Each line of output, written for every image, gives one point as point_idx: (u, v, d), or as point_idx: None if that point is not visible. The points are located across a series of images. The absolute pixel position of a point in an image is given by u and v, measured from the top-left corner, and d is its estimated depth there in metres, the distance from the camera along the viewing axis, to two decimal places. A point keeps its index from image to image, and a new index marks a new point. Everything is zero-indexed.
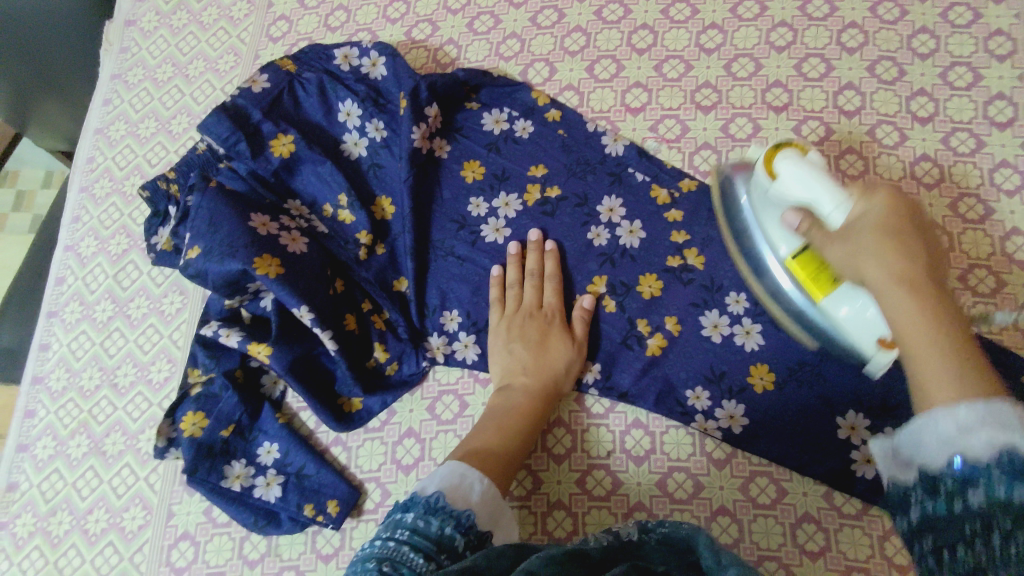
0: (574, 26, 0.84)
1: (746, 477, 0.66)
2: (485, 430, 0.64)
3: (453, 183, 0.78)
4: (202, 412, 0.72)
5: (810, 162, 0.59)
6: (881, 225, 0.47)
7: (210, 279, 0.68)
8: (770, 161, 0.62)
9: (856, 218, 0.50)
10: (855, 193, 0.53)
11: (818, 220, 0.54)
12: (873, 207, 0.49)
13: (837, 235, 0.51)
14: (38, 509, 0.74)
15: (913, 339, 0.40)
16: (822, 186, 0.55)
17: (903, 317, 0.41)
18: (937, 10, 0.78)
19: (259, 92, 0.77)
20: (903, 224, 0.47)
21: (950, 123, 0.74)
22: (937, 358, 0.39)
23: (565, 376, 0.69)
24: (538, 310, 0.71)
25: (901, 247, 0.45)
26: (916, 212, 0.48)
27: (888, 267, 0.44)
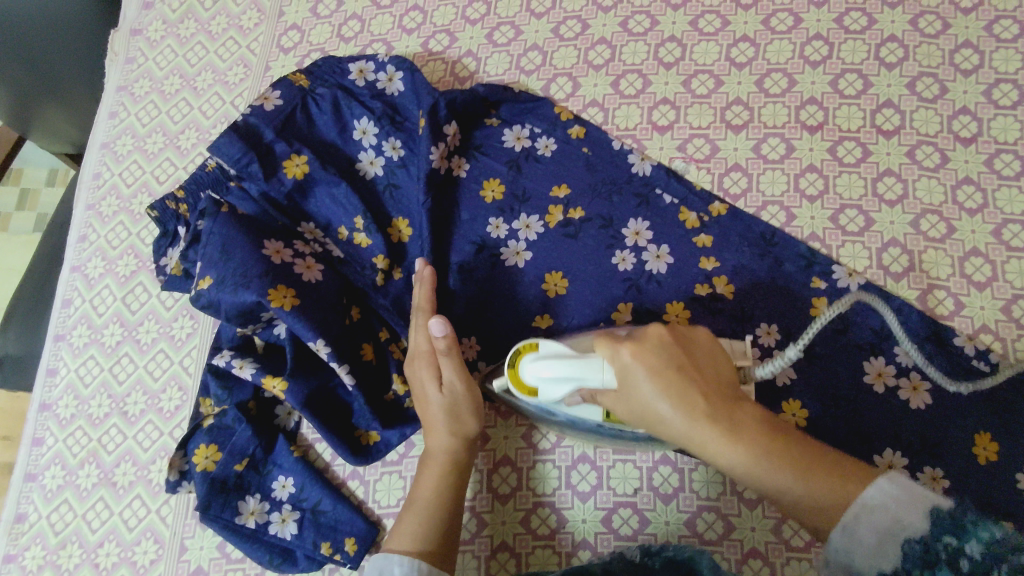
0: (598, 38, 0.81)
1: (778, 517, 0.63)
2: (402, 519, 0.60)
3: (472, 204, 0.75)
4: (215, 445, 0.69)
5: (556, 354, 0.55)
6: (655, 369, 0.48)
7: (222, 310, 0.66)
8: (515, 367, 0.58)
9: (629, 384, 0.49)
10: (607, 355, 0.50)
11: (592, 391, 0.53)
12: (643, 362, 0.48)
13: (620, 396, 0.51)
14: (48, 541, 0.72)
15: (754, 458, 0.46)
16: (580, 364, 0.52)
17: (752, 467, 0.46)
18: (980, 24, 0.75)
19: (271, 110, 0.74)
20: (674, 376, 0.48)
21: (995, 144, 0.71)
22: (784, 471, 0.46)
23: (456, 424, 0.63)
24: (415, 355, 0.65)
25: (673, 374, 0.48)
26: (681, 358, 0.49)
27: (677, 404, 0.47)
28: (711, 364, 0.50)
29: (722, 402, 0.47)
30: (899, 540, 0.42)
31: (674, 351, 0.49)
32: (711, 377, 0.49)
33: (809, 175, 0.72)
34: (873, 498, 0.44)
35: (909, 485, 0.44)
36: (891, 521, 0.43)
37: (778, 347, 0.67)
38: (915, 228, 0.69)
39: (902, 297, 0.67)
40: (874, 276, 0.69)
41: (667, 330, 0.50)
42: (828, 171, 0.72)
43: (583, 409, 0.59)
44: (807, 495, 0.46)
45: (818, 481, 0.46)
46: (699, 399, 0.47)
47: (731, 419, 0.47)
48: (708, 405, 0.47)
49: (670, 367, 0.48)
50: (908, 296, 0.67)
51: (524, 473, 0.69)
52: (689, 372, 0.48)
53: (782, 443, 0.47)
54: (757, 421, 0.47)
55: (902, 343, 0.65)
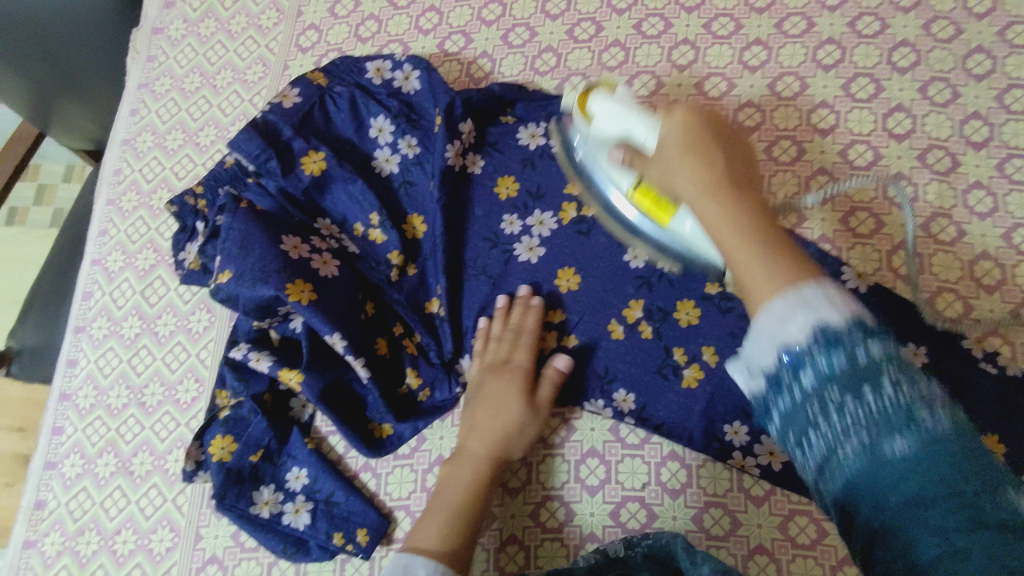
0: (612, 40, 0.82)
1: (784, 515, 0.64)
2: (432, 512, 0.62)
3: (486, 201, 0.76)
4: (231, 436, 0.71)
5: (621, 99, 0.61)
6: (686, 133, 0.53)
7: (241, 304, 0.67)
8: (583, 103, 0.64)
9: (662, 143, 0.54)
10: (661, 116, 0.56)
11: (638, 150, 0.58)
12: (670, 129, 0.54)
13: (653, 161, 0.56)
14: (67, 528, 0.73)
15: (706, 196, 0.49)
16: (634, 114, 0.59)
17: (757, 264, 0.44)
18: (993, 29, 0.75)
19: (290, 107, 0.75)
20: (702, 140, 0.52)
21: (1006, 149, 0.71)
22: (760, 250, 0.44)
23: (520, 437, 0.66)
24: (505, 366, 0.68)
25: (705, 141, 0.52)
26: (704, 123, 0.53)
27: (696, 164, 0.50)
28: (753, 168, 0.52)
29: (740, 182, 0.49)
30: (810, 327, 0.39)
31: (722, 131, 0.53)
32: (739, 164, 0.51)
33: (820, 177, 0.73)
34: (808, 294, 0.40)
35: (836, 296, 0.40)
36: (776, 321, 0.40)
37: None
38: (925, 231, 0.70)
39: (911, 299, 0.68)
40: (884, 278, 0.69)
41: (717, 120, 0.54)
42: (839, 174, 0.73)
43: (617, 171, 0.62)
44: (771, 273, 0.43)
45: (778, 258, 0.43)
46: (722, 172, 0.50)
47: (735, 191, 0.48)
48: (727, 182, 0.49)
49: (712, 140, 0.52)
50: (917, 297, 0.68)
51: (534, 467, 0.70)
52: (721, 145, 0.52)
53: (745, 228, 0.46)
54: (762, 208, 0.48)
55: (911, 344, 0.65)
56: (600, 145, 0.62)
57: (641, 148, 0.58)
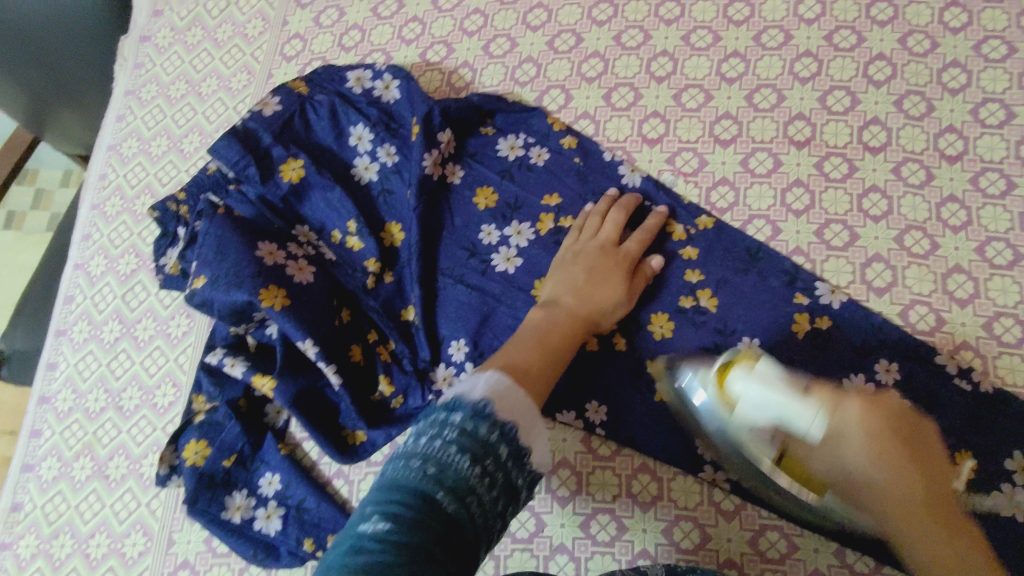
0: (591, 52, 0.82)
1: (755, 529, 0.64)
2: (523, 338, 0.58)
3: (465, 210, 0.77)
4: (205, 441, 0.71)
5: (768, 377, 0.51)
6: (875, 441, 0.42)
7: (216, 308, 0.68)
8: (721, 380, 0.55)
9: (842, 435, 0.44)
10: (828, 406, 0.45)
11: (801, 439, 0.47)
12: (852, 418, 0.44)
13: (816, 444, 0.46)
14: (42, 531, 0.74)
15: (868, 466, 0.42)
16: (794, 401, 0.48)
17: (890, 491, 0.42)
18: (969, 43, 0.75)
19: (269, 115, 0.76)
20: (894, 443, 0.42)
21: (980, 163, 0.71)
22: (922, 519, 0.42)
23: (613, 312, 0.65)
24: (604, 246, 0.69)
25: (889, 441, 0.42)
26: (898, 425, 0.43)
27: (886, 462, 0.42)
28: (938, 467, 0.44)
29: (918, 467, 0.43)
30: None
31: (905, 433, 0.43)
32: (927, 457, 0.44)
33: (795, 190, 0.73)
34: None
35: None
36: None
37: None
38: (900, 244, 0.70)
39: (884, 313, 0.67)
40: (857, 292, 0.69)
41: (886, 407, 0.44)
42: (814, 186, 0.73)
43: (760, 449, 0.53)
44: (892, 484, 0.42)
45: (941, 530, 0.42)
46: (903, 457, 0.42)
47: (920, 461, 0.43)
48: (920, 475, 0.42)
49: (880, 404, 0.44)
50: (891, 311, 0.68)
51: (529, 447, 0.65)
52: (911, 450, 0.43)
53: (933, 514, 0.42)
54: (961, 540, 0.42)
55: (882, 360, 0.65)
56: (745, 425, 0.52)
57: (799, 437, 0.47)
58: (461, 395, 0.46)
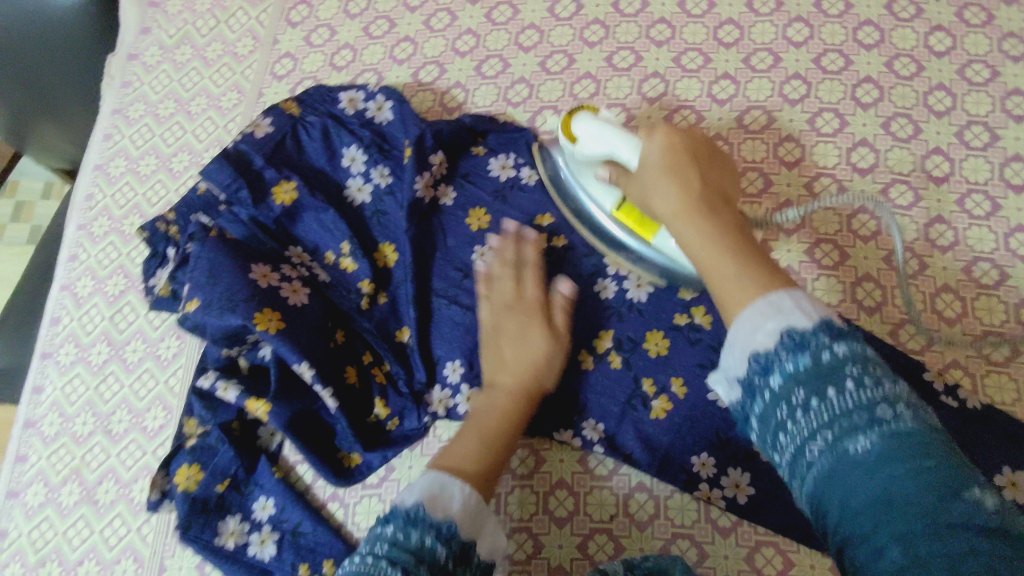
0: (583, 72, 0.83)
1: (751, 546, 0.64)
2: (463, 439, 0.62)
3: (459, 230, 0.77)
4: (197, 465, 0.70)
5: (606, 119, 0.67)
6: (668, 160, 0.59)
7: (209, 332, 0.67)
8: (568, 126, 0.70)
9: (646, 160, 0.60)
10: (642, 138, 0.62)
11: (625, 169, 0.64)
12: (653, 151, 0.60)
13: (635, 179, 0.62)
14: (28, 558, 0.72)
15: (683, 218, 0.54)
16: (620, 138, 0.64)
17: (666, 196, 0.57)
18: (954, 67, 0.77)
19: (261, 137, 0.76)
20: (679, 163, 0.58)
21: (966, 184, 0.73)
22: (698, 216, 0.54)
23: (547, 371, 0.67)
24: (517, 296, 0.70)
25: (682, 164, 0.58)
26: (688, 147, 0.60)
27: (675, 182, 0.57)
28: (725, 187, 0.59)
29: (718, 202, 0.55)
30: (780, 328, 0.44)
31: (698, 148, 0.61)
32: (719, 200, 0.56)
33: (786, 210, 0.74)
34: (783, 302, 0.45)
35: (809, 306, 0.45)
36: (749, 328, 0.45)
37: None
38: (888, 263, 0.71)
39: (874, 331, 0.69)
40: (848, 310, 0.70)
41: (702, 149, 0.61)
42: (805, 207, 0.74)
43: (600, 187, 0.71)
44: (672, 208, 0.56)
45: (717, 220, 0.53)
46: (680, 151, 0.59)
47: (714, 207, 0.54)
48: (704, 184, 0.57)
49: (678, 133, 0.61)
50: (881, 330, 0.69)
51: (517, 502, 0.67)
52: (698, 162, 0.59)
53: (718, 214, 0.54)
54: (733, 224, 0.53)
55: None
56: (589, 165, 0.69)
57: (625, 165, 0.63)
58: (394, 510, 0.50)
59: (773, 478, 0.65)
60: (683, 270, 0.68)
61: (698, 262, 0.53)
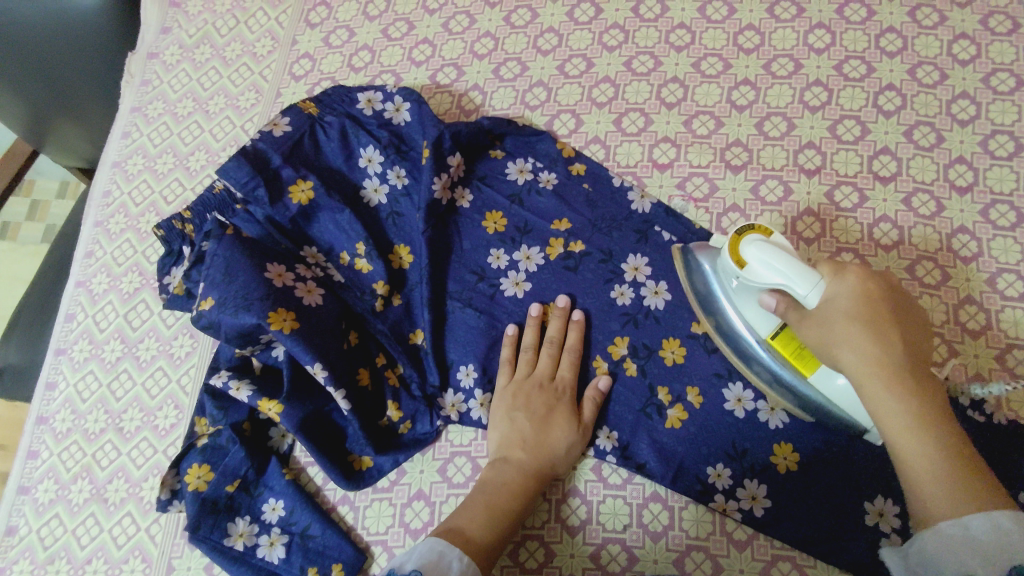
0: (602, 77, 0.83)
1: (767, 560, 0.63)
2: (473, 503, 0.62)
3: (474, 234, 0.76)
4: (208, 465, 0.70)
5: (780, 246, 0.59)
6: (856, 312, 0.52)
7: (223, 331, 0.67)
8: (735, 246, 0.61)
9: (831, 306, 0.53)
10: (827, 275, 0.55)
11: (799, 304, 0.56)
12: (843, 294, 0.53)
13: (814, 318, 0.55)
14: (37, 556, 0.72)
15: (876, 383, 0.50)
16: (796, 269, 0.56)
17: (875, 393, 0.50)
18: (978, 75, 0.76)
19: (280, 136, 0.76)
20: (879, 316, 0.52)
21: (990, 194, 0.72)
22: (909, 397, 0.48)
23: (565, 458, 0.66)
24: (549, 382, 0.68)
25: (885, 321, 0.51)
26: (885, 299, 0.53)
27: (868, 340, 0.51)
28: (923, 343, 0.52)
29: (915, 374, 0.49)
30: (1006, 564, 0.42)
31: (892, 291, 0.54)
32: (915, 352, 0.51)
33: (806, 218, 0.73)
34: (972, 523, 0.44)
35: (1018, 518, 0.43)
36: (949, 542, 0.44)
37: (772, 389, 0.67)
38: (910, 274, 0.70)
39: None
40: None
41: (883, 283, 0.54)
42: (825, 215, 0.73)
43: (758, 310, 0.63)
44: (897, 407, 0.49)
45: (926, 403, 0.48)
46: (873, 301, 0.52)
47: (918, 386, 0.49)
48: (903, 343, 0.51)
49: (870, 277, 0.54)
50: None
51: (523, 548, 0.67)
52: (903, 325, 0.52)
53: (932, 412, 0.48)
54: (938, 403, 0.49)
55: None
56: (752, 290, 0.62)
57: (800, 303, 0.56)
58: None
59: (790, 490, 0.64)
60: (841, 411, 0.61)
61: (879, 426, 0.50)
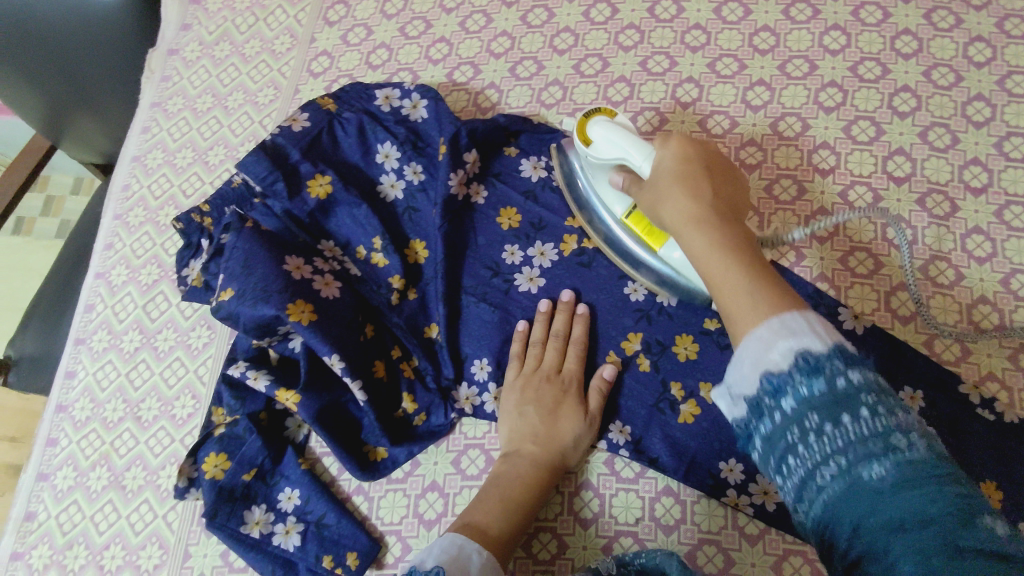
0: (617, 76, 0.83)
1: (779, 555, 0.63)
2: (487, 498, 0.63)
3: (489, 230, 0.77)
4: (225, 454, 0.71)
5: (622, 124, 0.67)
6: (681, 176, 0.57)
7: (241, 322, 0.68)
8: (583, 129, 0.69)
9: (658, 173, 0.59)
10: (657, 145, 0.62)
11: (636, 177, 0.64)
12: (669, 159, 0.59)
13: (648, 184, 0.60)
14: (55, 541, 0.73)
15: (692, 221, 0.53)
16: (635, 147, 0.64)
17: (683, 202, 0.55)
18: (993, 78, 0.76)
19: (299, 131, 0.77)
20: (693, 173, 0.57)
21: (1004, 196, 0.72)
22: (719, 229, 0.52)
23: (575, 449, 0.66)
24: (555, 374, 0.69)
25: (697, 174, 0.57)
26: (700, 161, 0.58)
27: (687, 194, 0.55)
28: (737, 200, 0.57)
29: (727, 211, 0.54)
30: (793, 349, 0.42)
31: (710, 157, 0.59)
32: (723, 196, 0.56)
33: (820, 217, 0.74)
34: (789, 319, 0.43)
35: (825, 330, 0.42)
36: (761, 346, 0.43)
37: None
38: (923, 273, 0.70)
39: (908, 341, 0.68)
40: (882, 319, 0.69)
41: (707, 153, 0.59)
42: (839, 214, 0.74)
43: (613, 195, 0.70)
44: (688, 211, 0.54)
45: (733, 231, 0.52)
46: (698, 163, 0.58)
47: (723, 217, 0.53)
48: (716, 194, 0.55)
49: (692, 141, 0.60)
50: (915, 339, 0.68)
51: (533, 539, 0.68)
52: (713, 175, 0.57)
53: (730, 236, 0.52)
54: (744, 239, 0.52)
55: (907, 388, 0.65)
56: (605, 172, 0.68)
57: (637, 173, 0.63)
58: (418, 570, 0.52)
59: None
60: (687, 280, 0.68)
61: (700, 263, 0.52)
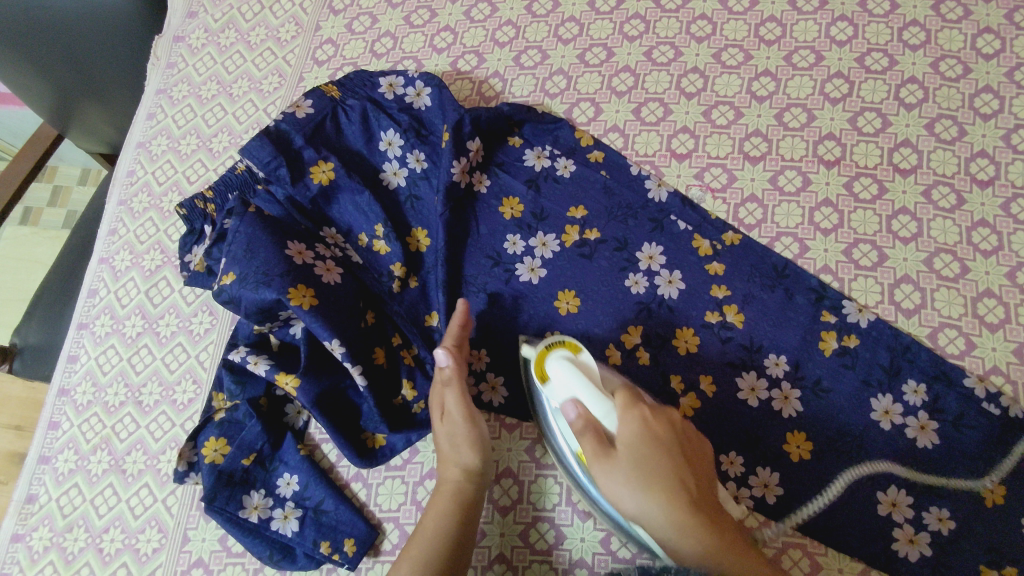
0: (622, 66, 0.83)
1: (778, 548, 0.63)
2: (412, 548, 0.59)
3: (491, 219, 0.77)
4: (224, 439, 0.71)
5: (587, 368, 0.60)
6: (643, 461, 0.54)
7: (243, 306, 0.68)
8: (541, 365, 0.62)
9: (614, 455, 0.55)
10: (619, 407, 0.57)
11: (589, 430, 0.57)
12: (632, 437, 0.55)
13: (603, 453, 0.55)
14: (56, 523, 0.73)
15: (676, 526, 0.51)
16: (596, 397, 0.57)
17: (654, 519, 0.52)
18: (1001, 69, 0.76)
19: (302, 117, 0.76)
20: (661, 464, 0.54)
21: (1011, 188, 0.71)
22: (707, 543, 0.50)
23: (457, 449, 0.64)
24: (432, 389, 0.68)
25: (662, 475, 0.54)
26: (667, 447, 0.55)
27: (656, 499, 0.52)
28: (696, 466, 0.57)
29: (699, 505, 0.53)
30: None
31: (677, 435, 0.57)
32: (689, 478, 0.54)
33: (824, 209, 0.73)
34: None
35: None
36: None
37: (787, 378, 0.67)
38: (928, 266, 0.70)
39: (912, 334, 0.67)
40: (885, 311, 0.68)
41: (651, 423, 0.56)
42: (843, 206, 0.73)
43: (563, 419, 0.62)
44: (660, 518, 0.52)
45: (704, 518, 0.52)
46: (659, 460, 0.54)
47: (707, 516, 0.52)
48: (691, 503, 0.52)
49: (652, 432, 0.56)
50: (920, 333, 0.67)
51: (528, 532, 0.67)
52: (674, 454, 0.55)
53: (715, 532, 0.51)
54: (716, 526, 0.52)
55: (910, 382, 0.65)
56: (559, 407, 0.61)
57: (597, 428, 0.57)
58: None
59: (802, 479, 0.64)
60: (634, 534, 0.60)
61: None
